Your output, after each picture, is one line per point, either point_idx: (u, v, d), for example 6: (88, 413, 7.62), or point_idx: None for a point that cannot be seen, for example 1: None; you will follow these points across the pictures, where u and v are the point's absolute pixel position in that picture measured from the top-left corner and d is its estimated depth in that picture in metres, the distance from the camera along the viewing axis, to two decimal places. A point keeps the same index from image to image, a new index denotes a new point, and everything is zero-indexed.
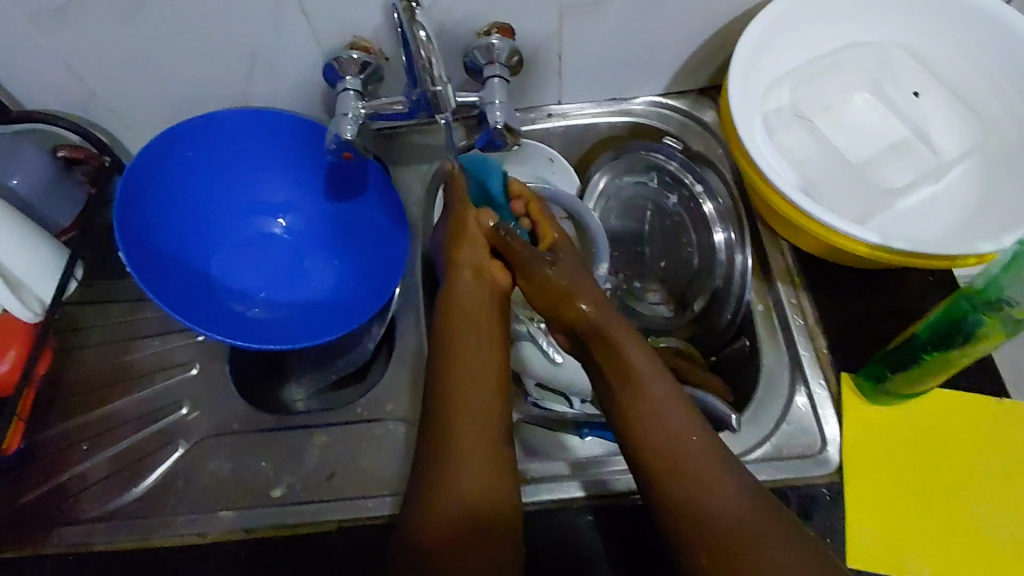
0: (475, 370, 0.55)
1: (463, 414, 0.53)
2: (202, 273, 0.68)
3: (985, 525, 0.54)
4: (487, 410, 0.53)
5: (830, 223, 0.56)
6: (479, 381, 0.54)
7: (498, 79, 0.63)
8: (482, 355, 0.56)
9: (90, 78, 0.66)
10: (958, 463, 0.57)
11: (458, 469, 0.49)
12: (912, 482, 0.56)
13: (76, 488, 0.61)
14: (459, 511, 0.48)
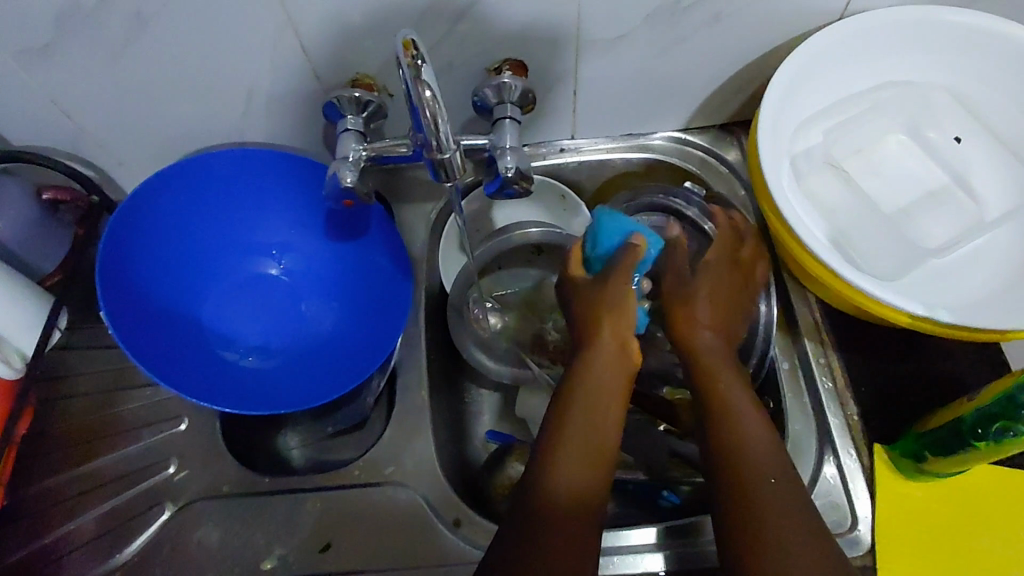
0: (596, 360, 0.51)
1: (582, 403, 0.50)
2: (192, 320, 0.64)
3: None
4: (608, 416, 0.50)
5: (863, 287, 0.51)
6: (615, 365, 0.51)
7: (509, 120, 0.59)
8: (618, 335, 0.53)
9: (79, 115, 0.63)
10: (995, 551, 0.53)
11: (567, 458, 0.47)
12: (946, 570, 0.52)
13: (60, 552, 0.58)
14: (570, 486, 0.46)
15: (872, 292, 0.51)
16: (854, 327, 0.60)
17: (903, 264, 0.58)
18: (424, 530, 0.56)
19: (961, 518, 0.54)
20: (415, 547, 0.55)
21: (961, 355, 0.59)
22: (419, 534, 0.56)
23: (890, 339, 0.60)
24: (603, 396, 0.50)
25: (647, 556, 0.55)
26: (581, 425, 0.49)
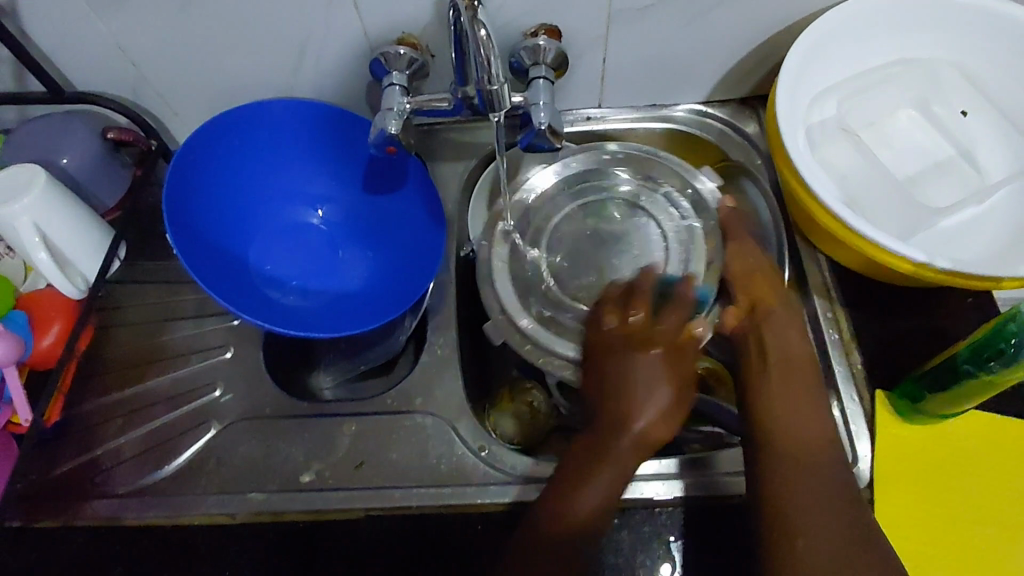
0: (605, 419, 0.57)
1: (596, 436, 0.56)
2: (240, 259, 0.69)
3: (1004, 549, 0.54)
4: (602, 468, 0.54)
5: (876, 239, 0.55)
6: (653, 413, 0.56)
7: (543, 80, 0.63)
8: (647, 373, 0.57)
9: (143, 63, 0.67)
10: (984, 488, 0.57)
11: (588, 484, 0.53)
12: (936, 502, 0.56)
13: (111, 462, 0.62)
14: (593, 507, 0.53)
15: (886, 244, 0.54)
16: (860, 285, 0.64)
17: (911, 224, 0.61)
18: (452, 454, 0.60)
19: (958, 459, 0.58)
20: (443, 468, 0.60)
21: (963, 314, 0.62)
22: (447, 458, 0.60)
23: (896, 297, 0.63)
24: (593, 443, 0.56)
25: (647, 483, 0.58)
26: (602, 484, 0.54)
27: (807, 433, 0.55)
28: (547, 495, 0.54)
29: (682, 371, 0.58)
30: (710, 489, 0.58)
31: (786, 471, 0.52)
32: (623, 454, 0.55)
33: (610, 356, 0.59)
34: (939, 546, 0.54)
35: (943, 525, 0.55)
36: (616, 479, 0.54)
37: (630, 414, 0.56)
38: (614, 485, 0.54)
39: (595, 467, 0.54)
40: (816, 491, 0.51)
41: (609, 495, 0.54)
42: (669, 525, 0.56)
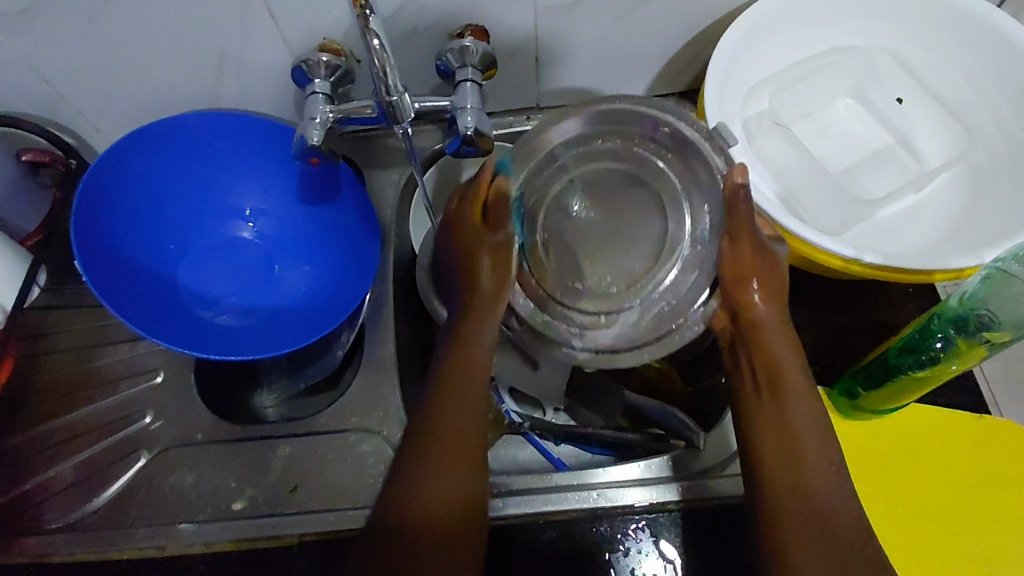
0: (452, 402, 0.51)
1: (431, 426, 0.50)
2: (168, 279, 0.66)
3: (941, 536, 0.54)
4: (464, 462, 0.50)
5: (807, 236, 0.54)
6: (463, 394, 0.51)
7: (471, 83, 0.60)
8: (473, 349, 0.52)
9: (56, 80, 0.65)
10: (925, 479, 0.56)
11: (439, 477, 0.49)
12: (877, 494, 0.55)
13: (40, 496, 0.60)
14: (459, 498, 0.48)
15: (814, 240, 0.53)
16: (803, 281, 0.63)
17: (848, 217, 0.60)
18: (391, 473, 0.59)
19: (904, 458, 0.57)
20: (381, 488, 0.58)
21: (904, 305, 0.61)
22: (386, 477, 0.59)
23: (837, 290, 0.63)
24: (459, 430, 0.50)
25: (606, 491, 0.58)
26: (440, 478, 0.49)
27: (810, 475, 0.48)
28: (403, 453, 0.50)
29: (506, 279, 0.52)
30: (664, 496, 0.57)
31: (776, 498, 0.47)
32: (454, 435, 0.50)
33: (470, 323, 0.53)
34: (884, 546, 0.54)
35: (888, 526, 0.54)
36: (450, 467, 0.49)
37: (462, 368, 0.52)
38: (469, 460, 0.50)
39: (428, 455, 0.49)
40: (818, 524, 0.46)
41: (456, 483, 0.49)
42: (615, 535, 0.56)
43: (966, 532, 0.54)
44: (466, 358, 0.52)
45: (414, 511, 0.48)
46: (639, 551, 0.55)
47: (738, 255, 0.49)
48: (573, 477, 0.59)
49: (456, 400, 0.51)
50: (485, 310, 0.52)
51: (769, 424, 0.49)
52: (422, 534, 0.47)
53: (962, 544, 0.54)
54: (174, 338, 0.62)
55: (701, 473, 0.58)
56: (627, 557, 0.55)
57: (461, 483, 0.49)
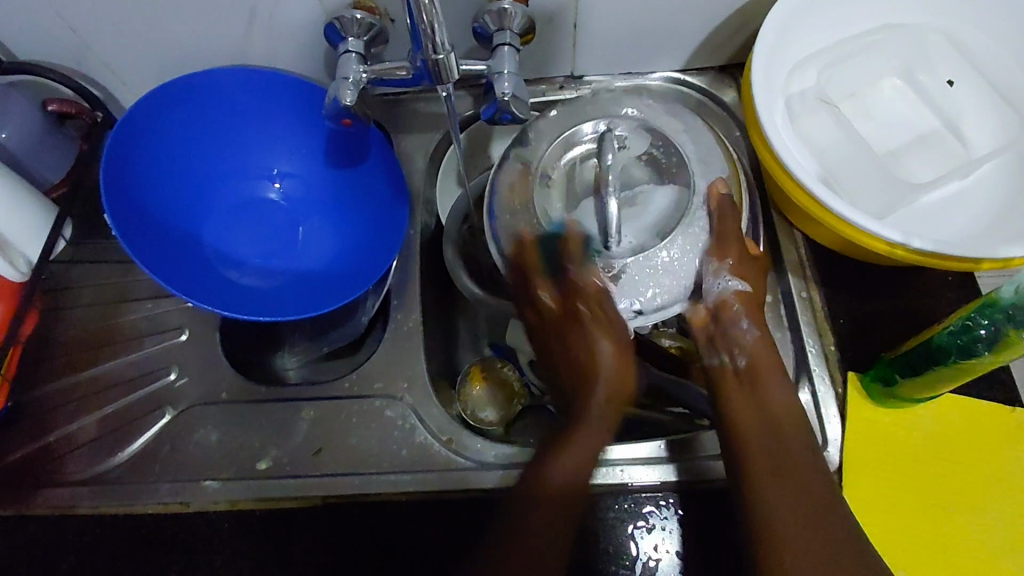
0: (569, 451, 0.54)
1: (579, 436, 0.54)
2: (194, 238, 0.65)
3: (957, 526, 0.54)
4: (565, 464, 0.53)
5: (852, 218, 0.52)
6: (586, 445, 0.54)
7: (508, 48, 0.58)
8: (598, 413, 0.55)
9: (84, 30, 0.63)
10: (945, 468, 0.56)
11: (554, 462, 0.53)
12: (895, 479, 0.55)
13: (64, 449, 0.60)
14: (572, 482, 0.52)
15: (860, 223, 0.52)
16: (838, 266, 0.62)
17: (890, 201, 0.58)
18: (414, 441, 0.59)
19: (928, 445, 0.56)
20: (406, 453, 0.58)
21: (942, 294, 0.60)
22: (409, 443, 0.59)
23: (873, 276, 0.61)
24: (588, 451, 0.54)
25: (628, 468, 0.58)
26: (581, 449, 0.54)
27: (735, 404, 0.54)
28: (539, 454, 0.55)
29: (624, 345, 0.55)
30: (693, 475, 0.57)
31: (756, 468, 0.51)
32: (596, 407, 0.55)
33: (572, 334, 0.57)
34: (900, 534, 0.53)
35: (911, 510, 0.54)
36: (583, 462, 0.53)
37: (598, 378, 0.56)
38: (585, 461, 0.54)
39: (566, 443, 0.54)
40: (793, 502, 0.49)
41: (584, 463, 0.53)
42: (638, 510, 0.55)
43: (985, 524, 0.54)
44: (579, 361, 0.57)
45: (535, 483, 0.52)
46: (663, 527, 0.54)
47: (725, 250, 0.54)
48: (596, 452, 0.59)
49: (590, 430, 0.55)
50: (614, 335, 0.55)
51: (751, 410, 0.53)
52: (546, 446, 0.55)
53: (979, 536, 0.53)
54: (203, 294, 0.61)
55: (723, 454, 0.59)
56: (650, 533, 0.54)
57: (564, 472, 0.53)
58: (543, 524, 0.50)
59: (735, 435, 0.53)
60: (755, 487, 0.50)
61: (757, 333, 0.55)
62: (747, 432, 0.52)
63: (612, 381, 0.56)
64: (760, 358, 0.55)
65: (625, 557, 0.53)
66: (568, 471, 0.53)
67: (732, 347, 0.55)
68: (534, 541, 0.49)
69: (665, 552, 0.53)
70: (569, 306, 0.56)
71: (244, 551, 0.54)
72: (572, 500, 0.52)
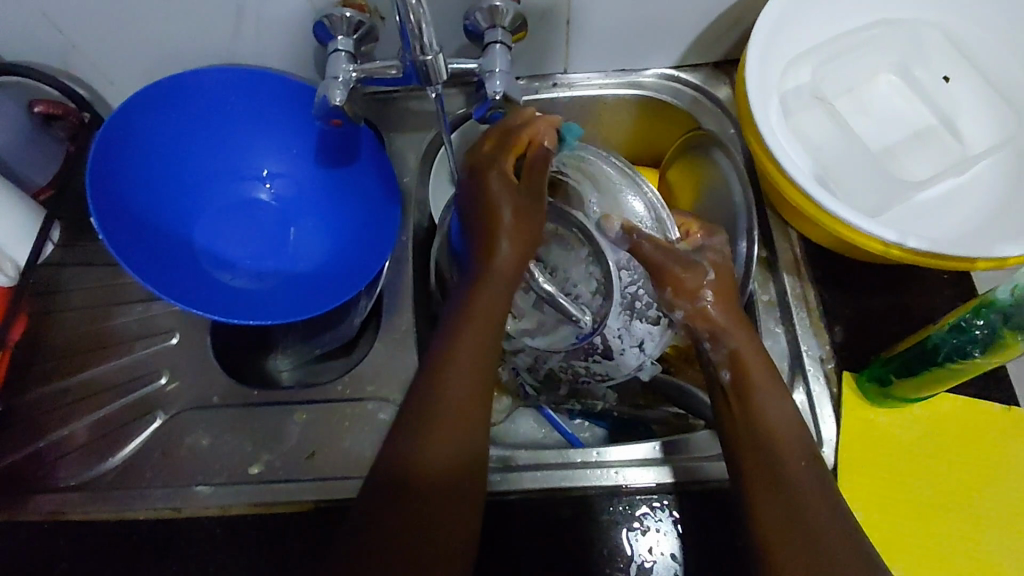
0: (451, 368, 0.51)
1: (458, 355, 0.51)
2: (183, 239, 0.65)
3: (952, 525, 0.53)
4: (470, 429, 0.49)
5: (848, 218, 0.52)
6: (472, 357, 0.51)
7: (499, 46, 0.57)
8: (468, 348, 0.52)
9: (69, 30, 0.62)
10: (941, 468, 0.55)
11: (439, 388, 0.50)
12: (890, 479, 0.55)
13: (54, 455, 0.60)
14: (455, 448, 0.48)
15: (855, 222, 0.52)
16: (833, 264, 0.61)
17: (885, 199, 0.58)
18: None
19: (923, 444, 0.56)
20: None
21: (936, 293, 0.60)
22: None
23: (868, 275, 0.61)
24: (482, 372, 0.51)
25: (621, 470, 0.57)
26: (469, 342, 0.52)
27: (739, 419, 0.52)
28: (415, 389, 0.51)
29: (525, 249, 0.56)
30: (685, 476, 0.56)
31: (756, 484, 0.49)
32: (490, 328, 0.53)
33: (493, 221, 0.56)
34: (895, 534, 0.53)
35: (906, 510, 0.54)
36: (467, 394, 0.50)
37: (489, 276, 0.55)
38: (473, 412, 0.50)
39: (445, 376, 0.50)
40: (793, 526, 0.47)
41: (466, 402, 0.50)
42: (633, 512, 0.55)
43: (980, 523, 0.53)
44: (489, 284, 0.55)
45: (411, 461, 0.47)
46: (658, 530, 0.54)
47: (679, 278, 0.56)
48: (589, 453, 0.58)
49: (466, 358, 0.51)
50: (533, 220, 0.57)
51: (756, 422, 0.52)
52: (409, 416, 0.49)
53: (974, 536, 0.53)
54: (187, 300, 0.59)
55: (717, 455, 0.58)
56: (644, 535, 0.54)
57: (444, 445, 0.48)
58: (443, 488, 0.47)
59: (735, 446, 0.51)
60: (754, 503, 0.48)
61: (748, 343, 0.54)
62: (744, 442, 0.51)
63: (517, 232, 0.56)
64: (758, 373, 0.54)
65: (619, 559, 0.53)
66: (456, 430, 0.48)
67: (714, 364, 0.56)
68: (446, 515, 0.46)
69: (660, 554, 0.53)
70: (492, 207, 0.56)
71: (239, 557, 0.53)
72: (467, 463, 0.48)
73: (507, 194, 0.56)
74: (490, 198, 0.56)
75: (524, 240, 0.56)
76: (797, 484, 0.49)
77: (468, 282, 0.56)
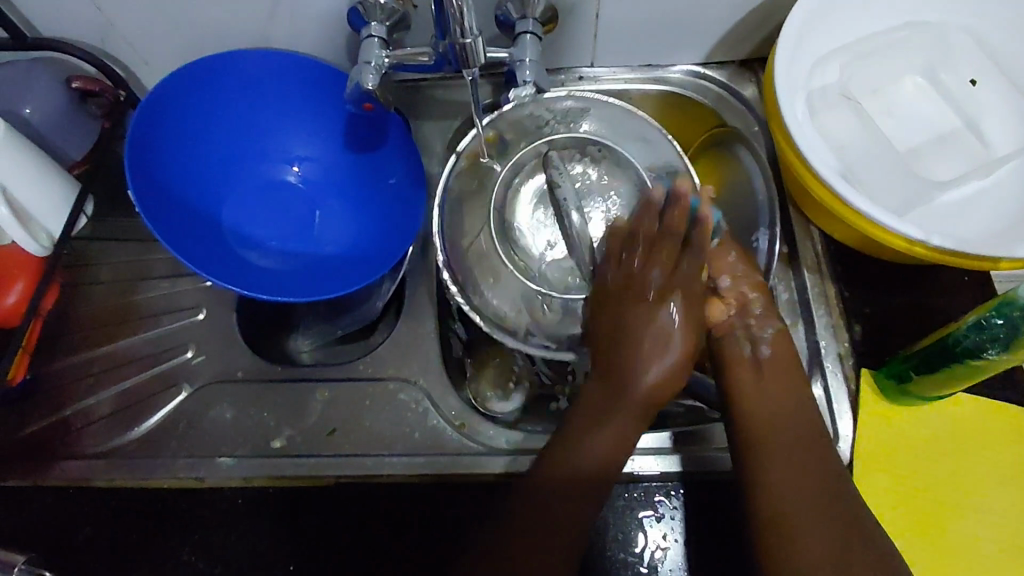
0: (595, 444, 0.52)
1: (591, 447, 0.52)
2: (212, 218, 0.66)
3: (965, 524, 0.54)
4: (593, 456, 0.52)
5: (873, 216, 0.52)
6: (624, 422, 0.53)
7: (530, 36, 0.58)
8: (634, 392, 0.53)
9: (107, 8, 0.63)
10: (956, 467, 0.56)
11: (588, 441, 0.52)
12: (904, 476, 0.55)
13: (80, 423, 0.61)
14: (598, 457, 0.52)
15: (880, 219, 0.52)
16: (854, 262, 0.62)
17: (908, 198, 0.59)
18: (428, 424, 0.60)
19: (939, 443, 0.57)
20: (418, 437, 0.59)
21: (958, 294, 0.60)
22: (422, 427, 0.60)
23: (890, 274, 0.61)
24: (609, 414, 0.53)
25: (637, 458, 0.57)
26: (607, 438, 0.52)
27: (739, 385, 0.55)
28: (552, 443, 0.54)
29: (680, 371, 0.54)
30: (699, 466, 0.57)
31: (761, 447, 0.52)
32: (636, 402, 0.53)
33: (626, 304, 0.55)
34: (909, 531, 0.54)
35: (920, 507, 0.54)
36: (622, 436, 0.52)
37: (625, 401, 0.53)
38: (621, 439, 0.52)
39: (611, 416, 0.53)
40: (802, 485, 0.49)
41: (613, 447, 0.52)
42: (649, 499, 0.56)
43: (995, 523, 0.54)
44: (626, 364, 0.53)
45: (543, 501, 0.51)
46: (673, 517, 0.55)
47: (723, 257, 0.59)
48: None
49: (597, 419, 0.53)
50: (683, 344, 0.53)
51: (760, 393, 0.54)
52: (556, 441, 0.54)
53: (987, 535, 0.53)
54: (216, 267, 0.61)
55: None
56: (659, 521, 0.55)
57: (590, 459, 0.52)
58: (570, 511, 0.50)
59: (746, 412, 0.54)
60: (761, 467, 0.51)
61: (775, 324, 0.57)
62: (745, 409, 0.54)
63: (684, 345, 0.54)
64: (778, 350, 0.56)
65: (633, 544, 0.54)
66: (603, 444, 0.52)
67: (755, 339, 0.57)
68: (554, 540, 0.49)
69: (674, 540, 0.54)
70: (634, 281, 0.55)
71: (260, 527, 0.55)
72: (591, 490, 0.51)
73: (684, 279, 0.54)
74: (652, 321, 0.54)
75: (678, 321, 0.54)
76: (796, 449, 0.51)
77: (595, 385, 0.55)
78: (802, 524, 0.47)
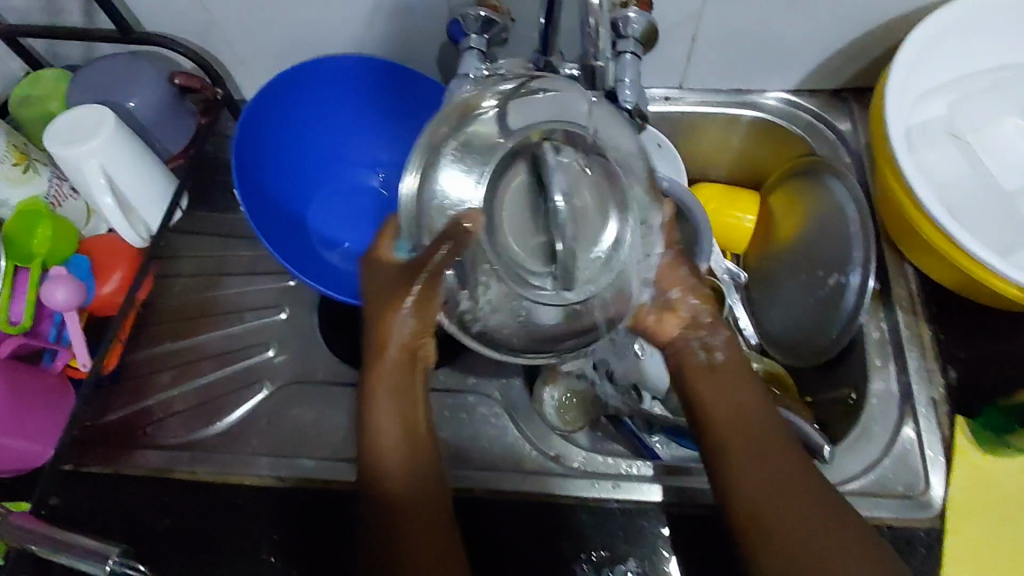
0: (386, 379, 0.48)
1: (378, 417, 0.48)
2: (299, 219, 0.66)
3: None
4: (398, 451, 0.47)
5: (983, 258, 0.52)
6: (400, 395, 0.48)
7: (630, 56, 0.58)
8: (390, 378, 0.48)
9: (216, 8, 0.65)
10: None
11: (376, 408, 0.48)
12: (998, 531, 0.54)
13: (160, 414, 0.62)
14: (393, 429, 0.48)
15: (991, 262, 0.52)
16: (947, 305, 0.62)
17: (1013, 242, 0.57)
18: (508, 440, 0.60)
19: None
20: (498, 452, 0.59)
21: None
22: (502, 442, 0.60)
23: (981, 318, 0.61)
24: (408, 415, 0.48)
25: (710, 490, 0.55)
26: (389, 401, 0.48)
27: (706, 381, 0.51)
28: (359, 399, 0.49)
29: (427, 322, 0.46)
30: None
31: (734, 444, 0.48)
32: (391, 365, 0.48)
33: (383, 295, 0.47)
34: None
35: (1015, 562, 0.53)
36: (399, 410, 0.48)
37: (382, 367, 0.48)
38: (409, 423, 0.48)
39: (372, 378, 0.48)
40: (770, 479, 0.46)
41: (405, 436, 0.48)
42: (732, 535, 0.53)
43: None
44: (381, 327, 0.47)
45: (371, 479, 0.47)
46: None
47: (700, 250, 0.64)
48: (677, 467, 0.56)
49: (389, 403, 0.48)
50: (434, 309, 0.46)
51: (721, 393, 0.51)
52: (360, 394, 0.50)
53: None
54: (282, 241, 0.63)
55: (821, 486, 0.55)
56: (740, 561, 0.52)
57: (397, 469, 0.47)
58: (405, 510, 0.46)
59: (702, 409, 0.51)
60: (733, 462, 0.48)
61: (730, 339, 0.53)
62: (705, 405, 0.51)
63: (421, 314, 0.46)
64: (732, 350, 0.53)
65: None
66: (390, 421, 0.48)
67: (707, 343, 0.52)
68: (415, 534, 0.45)
69: None
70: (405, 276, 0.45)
71: (339, 531, 0.54)
72: (427, 499, 0.47)
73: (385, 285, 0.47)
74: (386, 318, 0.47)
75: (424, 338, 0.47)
76: (778, 453, 0.48)
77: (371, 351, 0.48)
78: (779, 522, 0.44)
